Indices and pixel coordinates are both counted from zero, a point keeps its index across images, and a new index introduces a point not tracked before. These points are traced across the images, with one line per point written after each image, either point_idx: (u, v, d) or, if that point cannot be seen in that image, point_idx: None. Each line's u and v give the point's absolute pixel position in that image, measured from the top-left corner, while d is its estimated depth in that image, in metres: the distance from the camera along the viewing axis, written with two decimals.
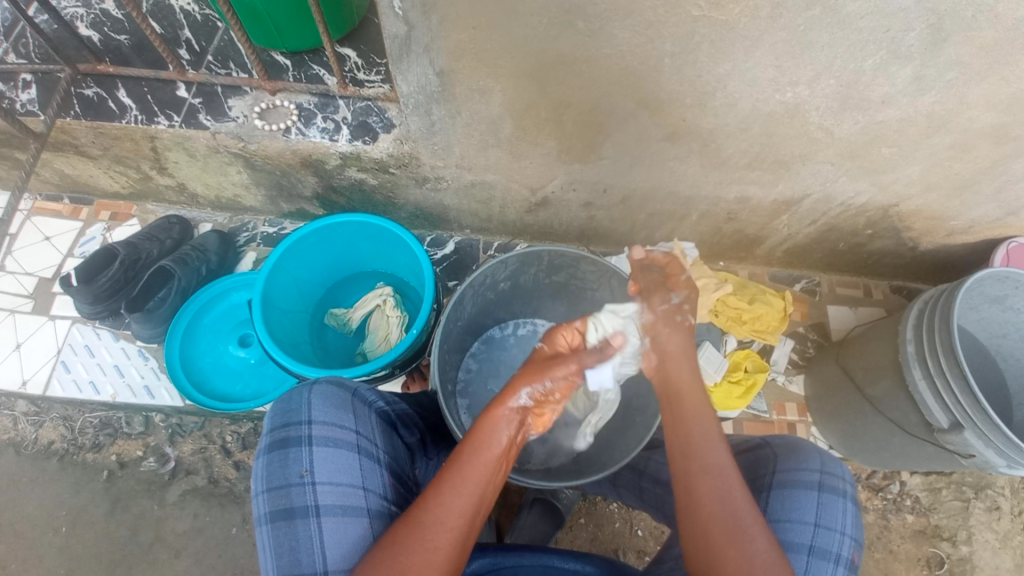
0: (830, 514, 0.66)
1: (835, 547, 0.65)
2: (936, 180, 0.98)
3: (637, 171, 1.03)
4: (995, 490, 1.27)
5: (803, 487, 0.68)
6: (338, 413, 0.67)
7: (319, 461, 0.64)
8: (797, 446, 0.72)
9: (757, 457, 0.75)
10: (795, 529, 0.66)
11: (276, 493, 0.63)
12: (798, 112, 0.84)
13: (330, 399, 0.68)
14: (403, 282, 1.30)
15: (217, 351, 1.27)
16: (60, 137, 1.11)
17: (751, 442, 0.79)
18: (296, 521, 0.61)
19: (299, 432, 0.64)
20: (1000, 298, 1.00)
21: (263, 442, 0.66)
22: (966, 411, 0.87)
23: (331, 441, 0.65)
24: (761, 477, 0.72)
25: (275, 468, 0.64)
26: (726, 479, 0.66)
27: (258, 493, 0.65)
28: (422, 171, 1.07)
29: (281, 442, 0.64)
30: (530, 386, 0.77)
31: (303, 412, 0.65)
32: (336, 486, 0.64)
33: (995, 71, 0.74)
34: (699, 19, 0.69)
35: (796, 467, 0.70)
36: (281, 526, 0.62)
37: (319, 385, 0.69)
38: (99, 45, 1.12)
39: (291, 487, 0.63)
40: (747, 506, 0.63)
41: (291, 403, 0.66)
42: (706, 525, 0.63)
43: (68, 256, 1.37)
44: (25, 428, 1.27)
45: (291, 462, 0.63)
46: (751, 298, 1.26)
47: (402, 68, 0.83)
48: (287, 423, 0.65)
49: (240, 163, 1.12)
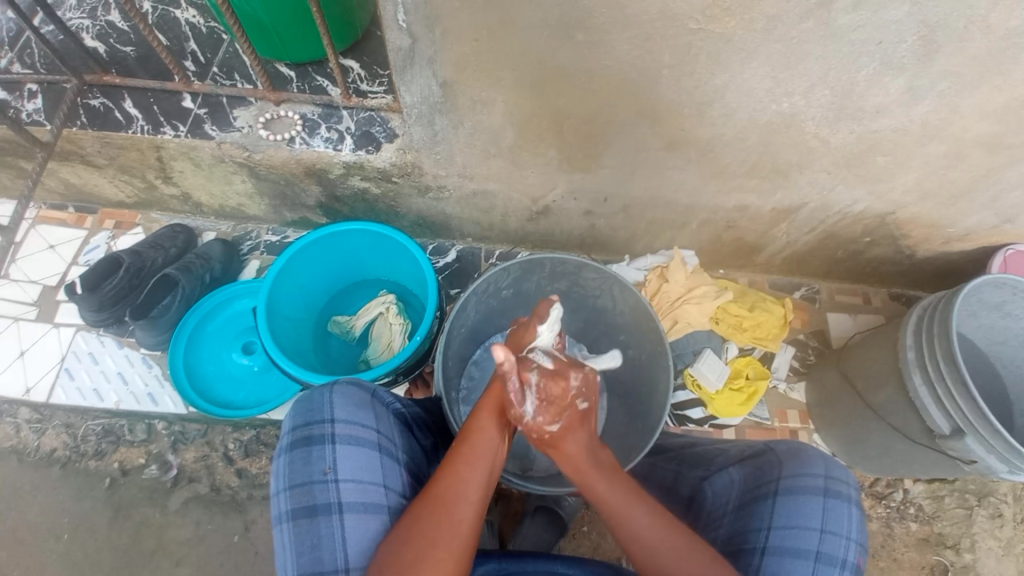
0: (836, 520, 0.66)
1: (842, 552, 0.66)
2: (932, 189, 0.99)
3: (636, 180, 1.04)
4: (998, 497, 1.27)
5: (809, 493, 0.68)
6: (361, 412, 0.68)
7: (341, 459, 0.64)
8: (801, 452, 0.72)
9: (760, 462, 0.75)
10: (801, 535, 0.66)
11: (299, 490, 0.63)
12: (795, 122, 0.85)
13: (351, 399, 0.69)
14: (405, 289, 1.30)
15: (220, 359, 1.28)
16: (67, 147, 1.13)
17: (754, 448, 0.78)
18: (319, 518, 0.62)
19: (323, 430, 0.65)
20: (999, 305, 1.01)
21: (285, 441, 0.66)
22: (969, 420, 0.88)
23: (353, 440, 0.66)
24: (765, 484, 0.72)
25: (298, 465, 0.64)
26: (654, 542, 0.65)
27: (281, 491, 0.65)
28: (424, 180, 1.09)
29: (304, 440, 0.65)
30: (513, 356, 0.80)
31: (325, 411, 0.66)
32: (359, 484, 0.65)
33: (987, 81, 0.75)
34: (696, 31, 0.70)
35: (801, 472, 0.70)
36: (303, 523, 0.62)
37: (340, 385, 0.70)
38: (106, 57, 1.13)
39: (314, 484, 0.63)
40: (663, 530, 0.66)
41: (314, 402, 0.67)
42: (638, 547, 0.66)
43: (73, 265, 1.38)
44: (27, 435, 1.28)
45: (315, 459, 0.64)
46: (751, 306, 1.27)
47: (405, 79, 0.84)
48: (310, 421, 0.65)
49: (244, 173, 1.13)
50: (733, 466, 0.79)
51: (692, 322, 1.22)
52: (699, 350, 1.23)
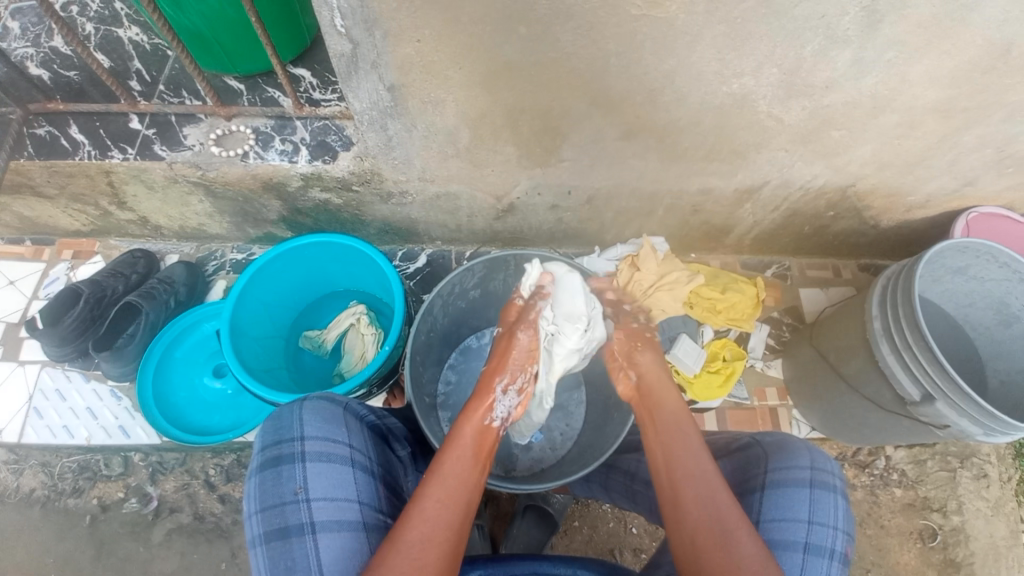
0: (823, 511, 0.67)
1: (830, 542, 0.66)
2: (888, 158, 1.00)
3: (598, 171, 1.04)
4: (981, 457, 1.29)
5: (795, 484, 0.68)
6: (331, 428, 0.68)
7: (313, 477, 0.64)
8: (787, 443, 0.73)
9: (748, 457, 0.76)
10: (790, 527, 0.66)
11: (270, 512, 0.63)
12: (747, 102, 0.85)
13: (321, 415, 0.68)
14: (376, 299, 1.29)
15: (192, 385, 1.25)
16: (15, 179, 1.09)
17: (741, 441, 0.79)
18: (291, 539, 0.61)
19: (292, 449, 0.65)
20: (962, 268, 1.02)
21: (255, 462, 0.66)
22: (938, 384, 0.88)
23: (324, 456, 0.65)
24: (754, 477, 0.73)
25: (269, 487, 0.63)
26: (710, 482, 0.67)
27: (252, 514, 0.64)
28: (386, 187, 1.07)
29: (273, 460, 0.64)
30: (499, 379, 0.85)
31: (295, 429, 0.66)
32: (331, 501, 0.64)
33: (933, 46, 0.75)
34: (638, 18, 0.70)
35: (786, 465, 0.70)
36: (276, 546, 0.61)
37: (310, 402, 0.69)
38: (49, 83, 1.10)
39: (285, 505, 0.62)
40: (733, 508, 0.63)
41: (282, 421, 0.67)
42: (697, 534, 0.63)
43: (34, 299, 1.34)
44: (3, 478, 1.24)
45: (285, 479, 0.63)
46: (723, 288, 1.28)
47: (353, 85, 0.83)
48: (279, 441, 0.65)
49: (201, 192, 1.11)
50: (723, 461, 0.81)
51: (666, 309, 1.22)
52: (675, 335, 1.24)
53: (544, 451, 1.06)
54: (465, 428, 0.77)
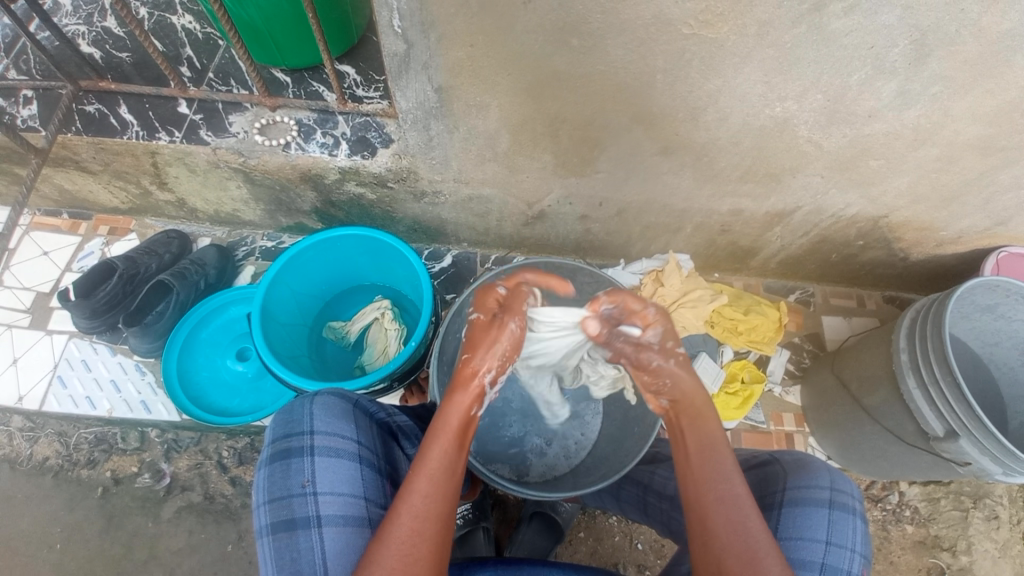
0: (841, 532, 0.67)
1: (846, 564, 0.66)
2: (924, 192, 1.00)
3: (631, 185, 1.05)
4: (994, 499, 1.27)
5: (814, 504, 0.68)
6: (340, 423, 0.69)
7: (320, 472, 0.65)
8: (807, 463, 0.73)
9: (766, 473, 0.75)
10: (806, 547, 0.66)
11: (278, 504, 0.64)
12: (787, 126, 0.86)
13: (331, 410, 0.69)
14: (401, 295, 1.30)
15: (214, 365, 1.27)
16: (61, 153, 1.13)
17: (761, 458, 0.79)
18: (297, 532, 0.62)
19: (301, 443, 0.66)
20: (991, 306, 1.01)
21: (265, 454, 0.67)
22: (963, 421, 0.88)
23: (331, 451, 0.66)
24: (772, 494, 0.72)
25: (277, 479, 0.65)
26: (740, 509, 0.63)
27: (260, 505, 0.66)
28: (420, 185, 1.09)
29: (282, 453, 0.66)
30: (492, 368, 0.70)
31: (305, 423, 0.67)
32: (338, 497, 0.65)
33: (979, 84, 0.76)
34: (689, 36, 0.71)
35: (806, 484, 0.70)
36: (282, 537, 0.63)
37: (320, 397, 0.70)
38: (101, 62, 1.13)
39: (292, 498, 0.64)
40: (765, 536, 0.62)
41: (294, 415, 0.68)
42: (722, 555, 0.61)
43: (67, 271, 1.38)
44: (20, 444, 1.26)
45: (293, 472, 0.65)
46: (747, 309, 1.28)
47: (401, 84, 0.84)
48: (289, 434, 0.66)
49: (239, 178, 1.13)
50: None
51: (687, 326, 1.22)
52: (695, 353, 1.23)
53: (558, 459, 1.05)
54: (451, 413, 0.68)
